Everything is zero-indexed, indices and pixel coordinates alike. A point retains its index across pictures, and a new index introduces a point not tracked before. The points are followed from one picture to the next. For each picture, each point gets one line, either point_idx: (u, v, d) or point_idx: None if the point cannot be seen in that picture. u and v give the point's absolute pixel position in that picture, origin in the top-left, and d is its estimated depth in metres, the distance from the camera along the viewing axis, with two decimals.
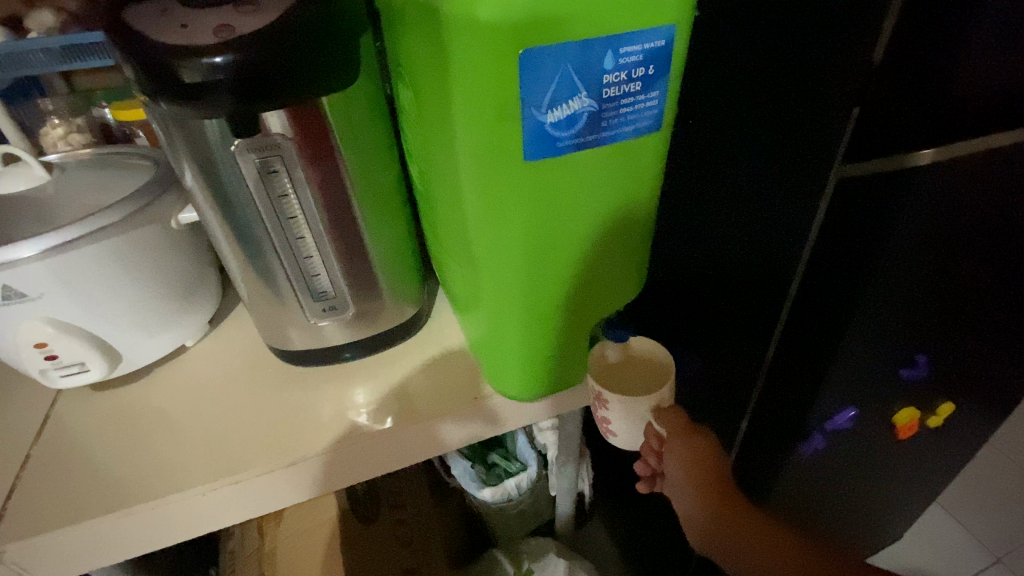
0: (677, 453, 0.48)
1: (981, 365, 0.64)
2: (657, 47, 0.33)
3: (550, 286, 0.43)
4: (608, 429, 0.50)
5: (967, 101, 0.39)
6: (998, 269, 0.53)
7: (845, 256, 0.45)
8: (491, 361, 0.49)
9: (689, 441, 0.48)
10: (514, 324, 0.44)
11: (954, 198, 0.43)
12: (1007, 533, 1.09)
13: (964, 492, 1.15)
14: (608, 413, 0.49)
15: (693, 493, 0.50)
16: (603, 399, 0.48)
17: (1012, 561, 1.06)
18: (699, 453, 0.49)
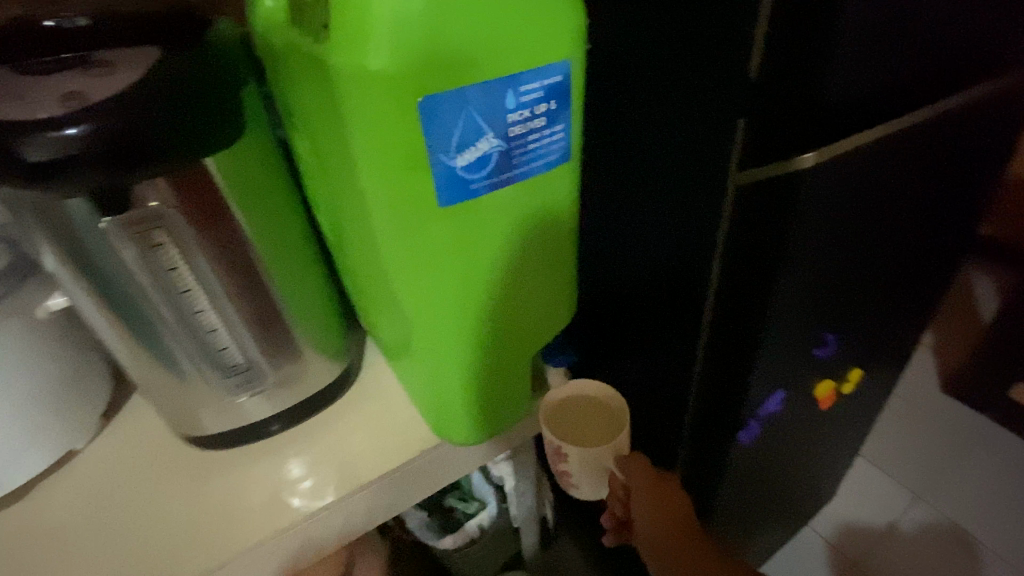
0: (653, 514, 0.49)
1: (877, 332, 0.70)
2: (555, 82, 0.33)
3: (484, 321, 0.42)
4: (573, 482, 0.50)
5: (841, 106, 0.43)
6: (881, 246, 0.59)
7: (755, 256, 0.48)
8: (438, 410, 0.48)
9: (661, 490, 0.49)
10: (454, 363, 0.43)
11: (837, 192, 0.48)
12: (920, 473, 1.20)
13: (882, 443, 1.25)
14: (571, 466, 0.48)
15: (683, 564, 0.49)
16: (563, 452, 0.48)
17: (926, 495, 1.17)
18: (672, 501, 0.50)
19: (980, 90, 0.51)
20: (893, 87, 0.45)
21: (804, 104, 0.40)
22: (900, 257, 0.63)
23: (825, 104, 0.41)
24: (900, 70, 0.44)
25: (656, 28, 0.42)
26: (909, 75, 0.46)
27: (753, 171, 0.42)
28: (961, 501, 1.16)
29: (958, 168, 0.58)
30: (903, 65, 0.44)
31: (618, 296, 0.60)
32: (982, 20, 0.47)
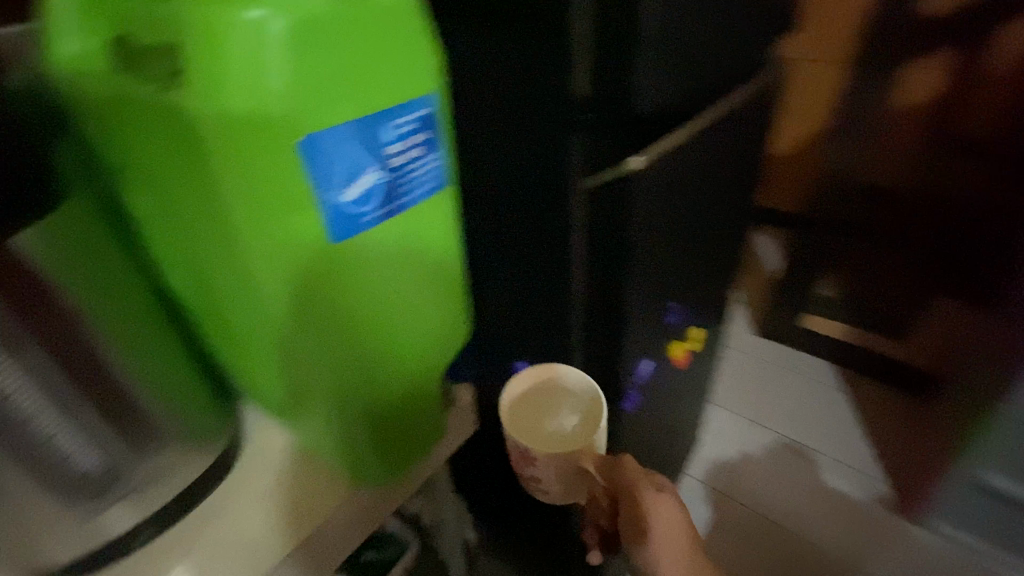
0: (654, 540, 0.48)
1: (707, 294, 0.85)
2: (426, 113, 0.35)
3: (387, 355, 0.42)
4: (542, 488, 0.50)
5: (655, 115, 0.52)
6: (698, 224, 0.72)
7: (608, 246, 0.55)
8: (348, 458, 0.46)
9: (664, 505, 0.48)
10: (361, 404, 0.42)
11: (664, 186, 0.57)
12: None
13: None
14: (541, 471, 0.48)
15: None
16: (532, 456, 0.47)
17: None
18: (679, 520, 0.49)
19: (745, 94, 0.65)
20: (688, 97, 0.56)
21: (629, 116, 0.48)
22: (712, 230, 0.77)
23: (644, 115, 0.50)
24: (690, 82, 0.55)
25: (500, 56, 0.47)
26: (697, 86, 0.57)
27: (596, 175, 0.50)
28: None
29: (738, 155, 0.74)
30: (692, 78, 0.55)
31: (501, 303, 0.64)
32: (737, 40, 0.60)
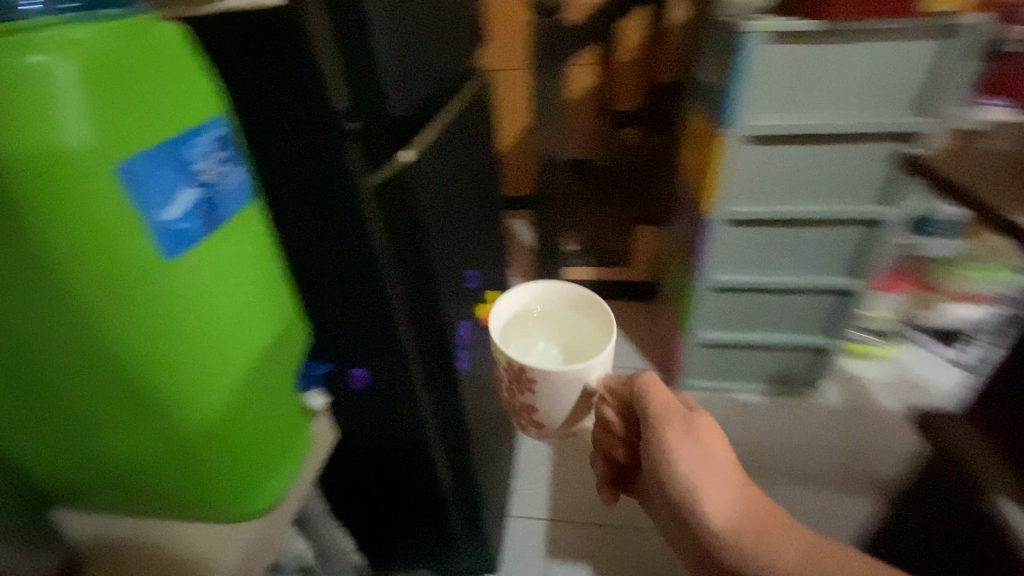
0: (675, 455, 0.62)
1: (490, 255, 1.03)
2: (218, 136, 0.46)
3: (237, 346, 0.48)
4: (535, 409, 0.60)
5: (407, 115, 0.63)
6: (469, 199, 0.88)
7: (408, 232, 0.64)
8: (221, 459, 0.49)
9: (696, 443, 0.62)
10: (226, 396, 0.47)
11: (435, 172, 0.69)
12: None
13: None
14: (535, 394, 0.58)
15: (710, 512, 0.61)
16: (528, 377, 0.57)
17: None
18: (719, 462, 0.62)
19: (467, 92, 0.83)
20: (427, 97, 0.70)
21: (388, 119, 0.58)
22: (478, 202, 0.94)
23: (399, 116, 0.61)
24: (426, 86, 0.69)
25: (264, 88, 0.53)
26: (433, 89, 0.71)
27: (375, 174, 0.59)
28: None
29: (479, 140, 0.92)
30: (427, 84, 0.69)
31: (324, 307, 0.69)
32: (449, 50, 0.77)
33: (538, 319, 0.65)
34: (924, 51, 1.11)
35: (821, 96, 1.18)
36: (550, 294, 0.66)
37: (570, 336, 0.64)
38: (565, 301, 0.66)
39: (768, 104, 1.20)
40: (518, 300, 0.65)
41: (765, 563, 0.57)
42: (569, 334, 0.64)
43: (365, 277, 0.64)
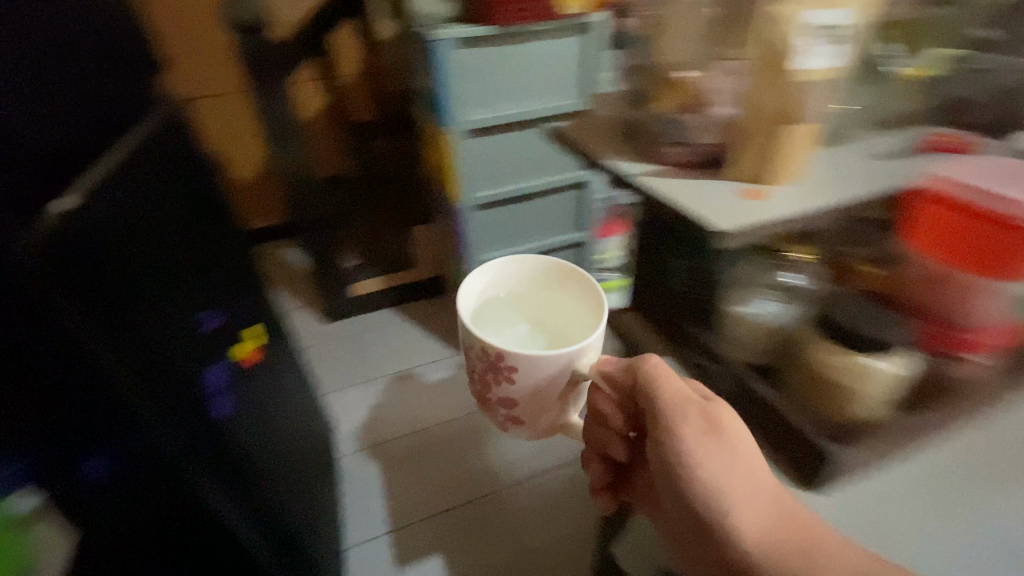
0: (717, 480, 0.49)
1: (241, 299, 0.95)
2: None
3: None
4: (518, 412, 0.59)
5: (66, 150, 0.55)
6: (193, 241, 0.80)
7: (98, 281, 0.53)
8: None
9: (730, 450, 0.50)
10: None
11: (124, 212, 0.61)
12: (358, 370, 1.91)
13: (331, 377, 1.89)
14: (517, 389, 0.57)
15: (738, 519, 0.47)
16: (507, 369, 0.56)
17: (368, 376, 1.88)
18: (761, 477, 0.49)
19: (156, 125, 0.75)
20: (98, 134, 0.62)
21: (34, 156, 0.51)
22: (211, 244, 0.86)
23: (48, 151, 0.52)
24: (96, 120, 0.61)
25: None
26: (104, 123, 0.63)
27: (52, 214, 0.49)
28: (384, 358, 1.95)
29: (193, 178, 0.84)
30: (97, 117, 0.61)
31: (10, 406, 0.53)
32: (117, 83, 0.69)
33: (517, 295, 0.70)
34: (572, 44, 1.39)
35: (513, 86, 1.39)
36: (518, 273, 0.69)
37: (554, 312, 0.69)
38: (556, 273, 0.68)
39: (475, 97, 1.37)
40: (486, 283, 0.67)
41: (784, 556, 0.46)
42: (550, 323, 0.68)
43: (76, 352, 0.50)
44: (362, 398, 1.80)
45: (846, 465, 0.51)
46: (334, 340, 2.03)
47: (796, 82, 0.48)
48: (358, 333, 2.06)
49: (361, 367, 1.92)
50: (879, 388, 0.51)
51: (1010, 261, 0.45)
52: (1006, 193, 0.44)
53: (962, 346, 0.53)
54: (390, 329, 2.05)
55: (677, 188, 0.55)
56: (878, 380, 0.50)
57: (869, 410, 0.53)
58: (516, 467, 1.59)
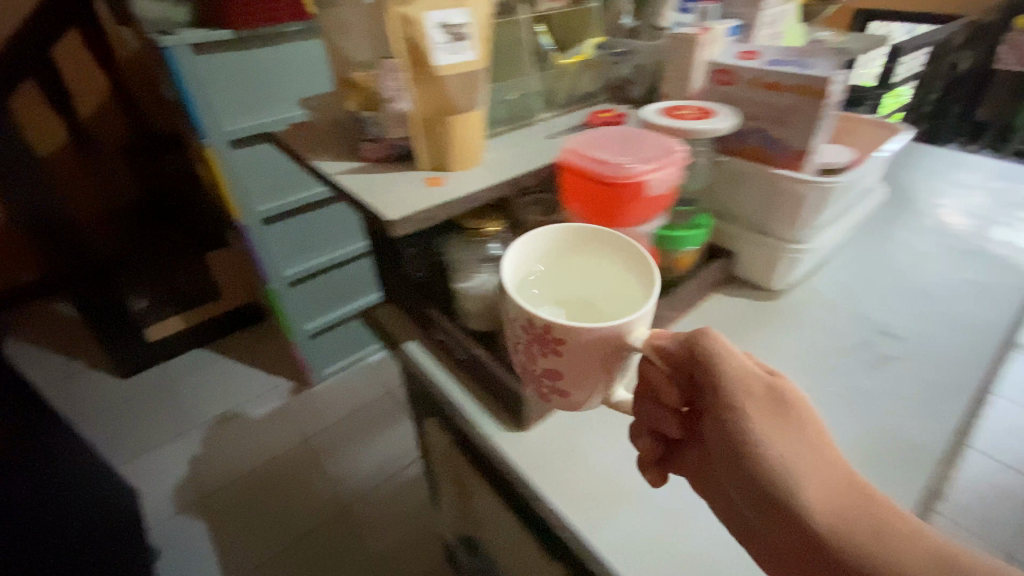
0: (783, 462, 0.36)
1: None
2: None
3: None
4: (561, 380, 0.45)
5: None
6: None
7: None
8: None
9: (797, 435, 0.37)
10: None
11: None
12: (170, 428, 1.70)
13: (134, 442, 1.66)
14: (561, 361, 0.43)
15: (802, 494, 0.35)
16: (555, 341, 0.42)
17: (183, 430, 1.69)
18: (828, 455, 0.37)
19: None
20: None
21: None
22: None
23: None
24: None
25: None
26: None
27: None
28: (202, 407, 1.77)
29: None
30: None
31: None
32: None
33: (542, 282, 0.53)
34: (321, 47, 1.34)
35: (277, 90, 1.32)
36: (553, 245, 0.52)
37: (592, 288, 0.54)
38: (570, 244, 0.52)
39: (234, 105, 1.27)
40: (520, 256, 0.50)
41: (869, 544, 0.32)
42: (584, 298, 0.55)
43: None
44: (178, 454, 1.61)
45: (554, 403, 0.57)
46: (140, 400, 1.80)
47: (441, 76, 0.53)
48: (170, 385, 1.86)
49: (173, 422, 1.72)
50: None
51: (622, 212, 0.55)
52: (607, 158, 0.54)
53: None
54: (207, 375, 1.87)
55: (369, 182, 0.57)
56: None
57: None
58: (358, 483, 1.51)
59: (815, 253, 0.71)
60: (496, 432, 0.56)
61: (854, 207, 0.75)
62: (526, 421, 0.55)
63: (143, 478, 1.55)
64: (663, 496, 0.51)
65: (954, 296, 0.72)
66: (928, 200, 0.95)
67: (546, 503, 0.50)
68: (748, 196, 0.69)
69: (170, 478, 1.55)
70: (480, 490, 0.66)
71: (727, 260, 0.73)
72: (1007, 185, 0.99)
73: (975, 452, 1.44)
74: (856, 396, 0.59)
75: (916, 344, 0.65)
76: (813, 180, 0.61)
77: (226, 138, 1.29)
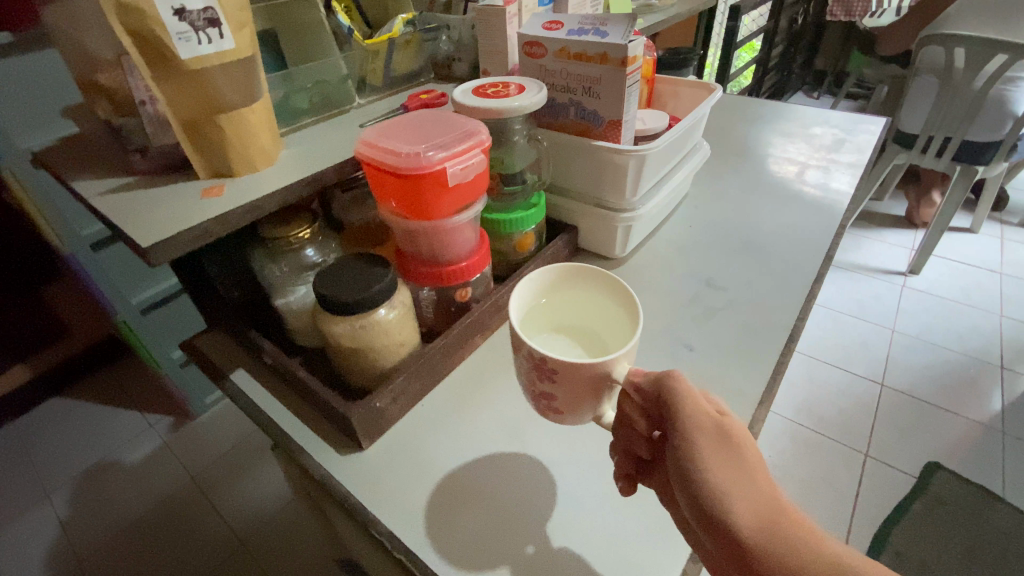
0: (723, 489, 0.35)
1: None
2: None
3: None
4: (558, 403, 0.45)
5: None
6: None
7: None
8: None
9: (737, 462, 0.36)
10: None
11: None
12: (27, 491, 1.43)
13: None
14: (557, 386, 0.43)
15: (734, 515, 0.35)
16: (549, 368, 0.42)
17: (47, 489, 1.43)
18: (762, 478, 0.36)
19: None
20: None
21: None
22: None
23: None
24: None
25: None
26: None
27: None
28: (67, 456, 1.51)
29: None
30: None
31: None
32: None
33: (537, 313, 0.53)
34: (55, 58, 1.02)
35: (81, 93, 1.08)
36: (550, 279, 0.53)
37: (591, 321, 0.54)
38: (555, 281, 0.53)
39: (26, 117, 1.03)
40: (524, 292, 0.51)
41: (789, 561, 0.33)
42: (586, 330, 0.54)
43: None
44: (43, 517, 1.36)
45: (391, 413, 0.53)
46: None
47: (193, 72, 0.46)
48: (26, 440, 1.57)
49: (31, 484, 1.45)
50: (393, 334, 0.53)
51: (427, 204, 0.51)
52: (398, 148, 0.50)
53: (450, 277, 0.57)
54: (70, 422, 1.61)
55: (138, 203, 0.50)
56: (387, 328, 0.53)
57: (398, 355, 0.55)
58: (251, 518, 1.32)
59: (649, 217, 0.72)
60: (332, 458, 0.52)
61: (682, 167, 0.77)
62: (361, 438, 0.51)
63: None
64: (505, 492, 0.49)
65: (779, 241, 0.77)
66: (758, 152, 1.02)
67: (379, 524, 0.47)
68: (576, 168, 0.68)
69: (36, 545, 1.30)
70: (340, 516, 0.61)
71: (569, 234, 0.73)
72: (822, 131, 1.09)
73: (837, 371, 1.64)
74: (686, 353, 0.61)
75: (738, 293, 0.68)
76: (628, 150, 0.62)
77: (24, 155, 1.07)
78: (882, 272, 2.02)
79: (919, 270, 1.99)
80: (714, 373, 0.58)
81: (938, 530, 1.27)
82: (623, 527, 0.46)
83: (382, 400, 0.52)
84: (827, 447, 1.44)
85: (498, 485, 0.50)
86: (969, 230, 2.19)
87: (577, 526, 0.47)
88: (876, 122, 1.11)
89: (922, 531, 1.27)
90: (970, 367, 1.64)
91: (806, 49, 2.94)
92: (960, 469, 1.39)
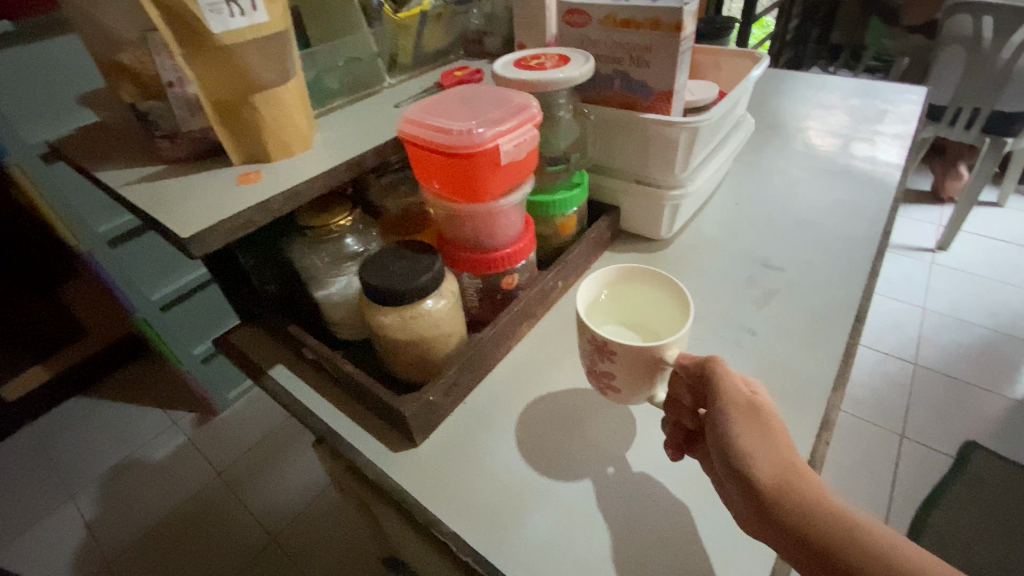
0: (747, 448, 0.36)
1: None
2: None
3: None
4: (616, 384, 0.45)
5: None
6: None
7: None
8: None
9: (761, 427, 0.37)
10: None
11: None
12: (51, 493, 1.43)
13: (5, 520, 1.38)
14: (616, 365, 0.43)
15: (757, 471, 0.36)
16: (611, 350, 0.42)
17: (71, 491, 1.43)
18: (787, 445, 0.37)
19: None
20: None
21: None
22: None
23: None
24: None
25: None
26: None
27: None
28: (89, 457, 1.50)
29: None
30: None
31: None
32: None
33: (596, 308, 0.51)
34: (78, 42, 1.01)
35: (92, 82, 1.05)
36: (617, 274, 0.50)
37: (635, 312, 0.52)
38: (614, 279, 0.50)
39: (31, 106, 1.00)
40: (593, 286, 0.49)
41: (813, 521, 0.33)
42: (639, 319, 0.52)
43: None
44: (69, 519, 1.36)
45: (443, 408, 0.51)
46: (8, 471, 1.50)
47: (227, 49, 0.43)
48: (44, 446, 1.55)
49: (54, 485, 1.44)
50: (443, 325, 0.51)
51: (476, 186, 0.48)
52: (448, 125, 0.46)
53: (501, 264, 0.54)
54: (90, 422, 1.60)
55: (173, 192, 0.47)
56: (437, 319, 0.50)
57: (448, 347, 0.52)
58: (279, 514, 1.32)
59: (697, 194, 0.68)
60: (383, 456, 0.49)
61: (727, 143, 0.73)
62: (414, 435, 0.49)
63: (26, 558, 1.29)
64: (569, 486, 0.46)
65: (832, 218, 0.73)
66: (797, 126, 0.97)
67: (440, 525, 0.44)
68: (623, 144, 0.65)
69: (63, 547, 1.30)
70: (389, 517, 0.58)
71: (613, 216, 0.69)
72: (863, 102, 1.04)
73: (868, 353, 1.59)
74: (749, 338, 0.57)
75: (796, 273, 0.65)
76: (680, 122, 0.58)
77: (35, 150, 1.03)
78: (908, 250, 1.96)
79: (948, 246, 1.92)
80: (779, 358, 0.55)
81: (981, 509, 1.23)
82: (701, 525, 0.43)
83: (435, 394, 0.49)
84: (862, 430, 1.40)
85: (562, 479, 0.47)
86: (996, 204, 2.12)
87: (651, 524, 0.44)
88: (919, 91, 1.05)
89: (965, 510, 1.23)
90: (1004, 344, 1.59)
91: (822, 21, 2.85)
92: (1001, 449, 1.34)
